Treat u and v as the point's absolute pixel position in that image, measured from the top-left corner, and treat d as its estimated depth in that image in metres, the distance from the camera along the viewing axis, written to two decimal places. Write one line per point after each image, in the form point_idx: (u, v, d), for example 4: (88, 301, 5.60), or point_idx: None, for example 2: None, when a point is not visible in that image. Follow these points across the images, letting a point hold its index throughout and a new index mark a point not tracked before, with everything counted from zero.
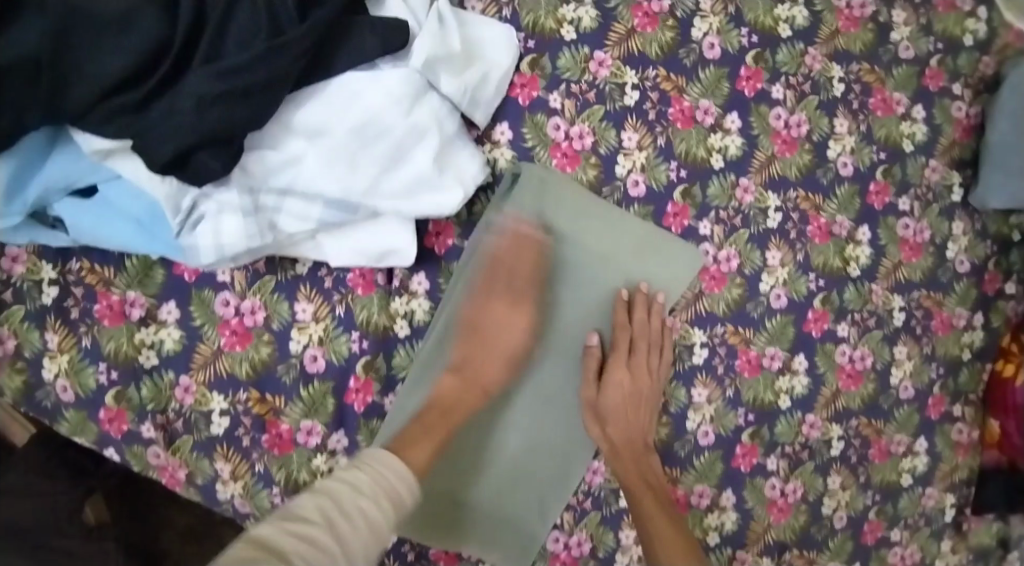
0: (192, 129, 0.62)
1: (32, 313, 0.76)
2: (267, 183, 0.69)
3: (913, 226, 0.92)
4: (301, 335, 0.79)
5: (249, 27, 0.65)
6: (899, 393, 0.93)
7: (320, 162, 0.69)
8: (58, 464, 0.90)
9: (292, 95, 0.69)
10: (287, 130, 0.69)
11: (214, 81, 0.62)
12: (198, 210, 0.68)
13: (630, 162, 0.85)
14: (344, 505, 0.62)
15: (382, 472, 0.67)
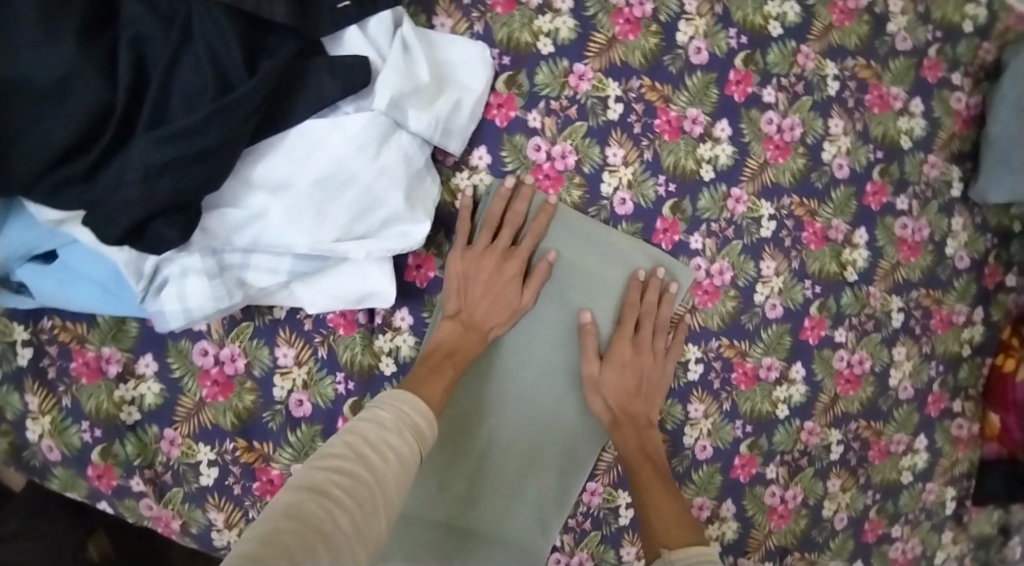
0: (143, 202, 0.59)
1: (9, 374, 0.76)
2: (231, 243, 0.66)
3: (911, 225, 0.90)
4: (285, 381, 0.79)
5: (194, 82, 0.60)
6: (898, 393, 0.92)
7: (285, 217, 0.65)
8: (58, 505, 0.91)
9: (248, 146, 0.65)
10: (247, 183, 0.65)
11: (159, 149, 0.59)
12: (162, 273, 0.65)
13: (615, 179, 0.82)
14: (371, 438, 0.57)
15: (402, 408, 0.62)
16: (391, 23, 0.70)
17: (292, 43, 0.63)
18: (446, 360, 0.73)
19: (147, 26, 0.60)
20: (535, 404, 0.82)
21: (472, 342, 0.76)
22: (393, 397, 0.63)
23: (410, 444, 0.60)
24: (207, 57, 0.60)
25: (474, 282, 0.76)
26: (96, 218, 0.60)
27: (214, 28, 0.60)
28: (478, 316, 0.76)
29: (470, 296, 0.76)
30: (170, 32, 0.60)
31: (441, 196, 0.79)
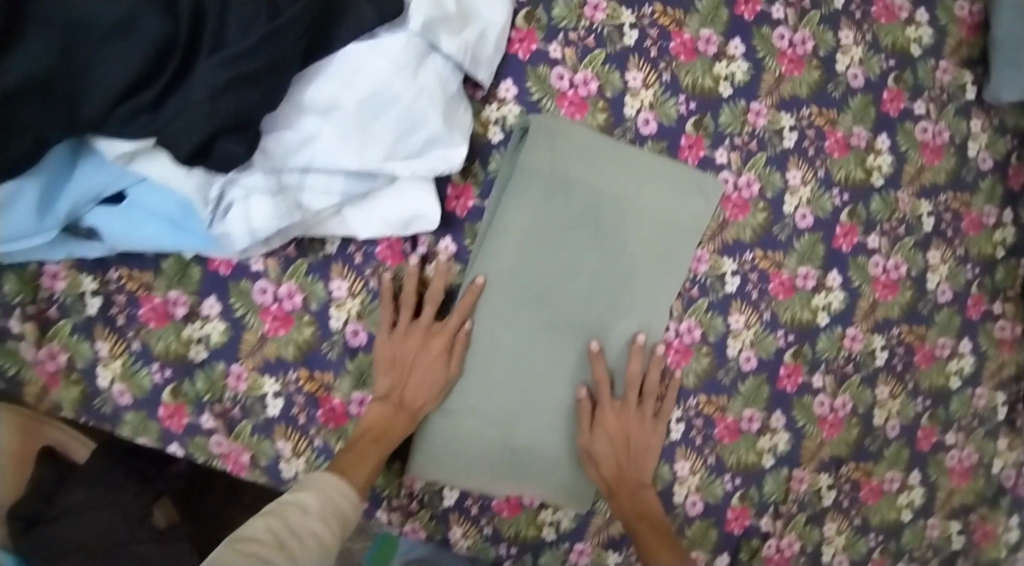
0: (210, 120, 0.64)
1: (79, 325, 0.80)
2: (289, 163, 0.71)
3: (931, 129, 0.92)
4: (340, 312, 0.82)
5: (245, 14, 0.66)
6: (937, 297, 0.92)
7: (336, 137, 0.70)
8: (122, 475, 1.02)
9: (298, 71, 0.70)
10: (299, 108, 0.70)
11: (221, 71, 0.64)
12: (226, 198, 0.70)
13: (637, 102, 0.85)
14: (295, 527, 0.66)
15: (329, 493, 0.71)
16: None
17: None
18: (376, 442, 0.78)
19: None
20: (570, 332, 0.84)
21: (400, 422, 0.79)
22: (323, 482, 0.72)
23: (329, 528, 0.69)
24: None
25: (406, 359, 0.79)
26: (166, 142, 0.65)
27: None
28: (408, 395, 0.79)
29: (403, 375, 0.79)
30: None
31: (474, 129, 0.83)
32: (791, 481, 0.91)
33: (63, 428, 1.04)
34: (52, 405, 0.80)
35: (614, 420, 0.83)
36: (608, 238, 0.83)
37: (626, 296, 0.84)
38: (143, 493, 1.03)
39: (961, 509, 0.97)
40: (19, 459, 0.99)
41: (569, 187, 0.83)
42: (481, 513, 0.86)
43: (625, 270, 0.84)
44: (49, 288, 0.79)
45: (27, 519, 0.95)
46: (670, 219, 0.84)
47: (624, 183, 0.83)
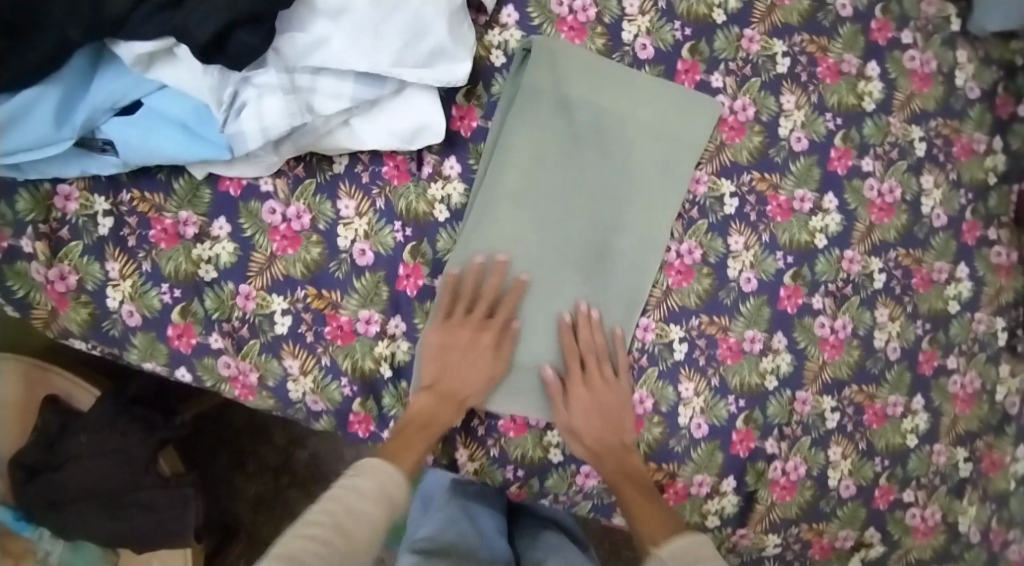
0: (228, 7, 0.67)
1: (90, 246, 0.80)
2: (301, 65, 0.74)
3: (919, 57, 0.95)
4: (347, 232, 0.84)
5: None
6: (933, 221, 0.95)
7: (346, 40, 0.73)
8: (128, 421, 0.99)
9: None
10: (312, 13, 0.73)
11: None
12: (240, 98, 0.73)
13: (634, 28, 0.88)
14: (349, 508, 0.69)
15: (380, 475, 0.74)
16: None
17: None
18: (422, 432, 0.80)
19: None
20: (578, 252, 0.86)
21: (445, 411, 0.81)
22: (378, 467, 0.74)
23: (381, 512, 0.72)
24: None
25: (452, 353, 0.81)
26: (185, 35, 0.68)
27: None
28: (452, 386, 0.81)
29: (446, 368, 0.81)
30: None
31: (478, 52, 0.86)
32: (794, 404, 0.91)
33: (66, 375, 1.01)
34: (60, 331, 0.81)
35: (581, 389, 0.83)
36: (608, 158, 0.86)
37: (627, 214, 0.87)
38: (149, 439, 1.00)
39: (966, 436, 0.97)
40: (22, 407, 1.00)
41: (569, 108, 0.86)
42: (488, 434, 0.86)
43: (625, 189, 0.87)
44: (63, 208, 0.80)
45: (31, 467, 0.95)
46: (668, 139, 0.87)
47: (623, 104, 0.86)
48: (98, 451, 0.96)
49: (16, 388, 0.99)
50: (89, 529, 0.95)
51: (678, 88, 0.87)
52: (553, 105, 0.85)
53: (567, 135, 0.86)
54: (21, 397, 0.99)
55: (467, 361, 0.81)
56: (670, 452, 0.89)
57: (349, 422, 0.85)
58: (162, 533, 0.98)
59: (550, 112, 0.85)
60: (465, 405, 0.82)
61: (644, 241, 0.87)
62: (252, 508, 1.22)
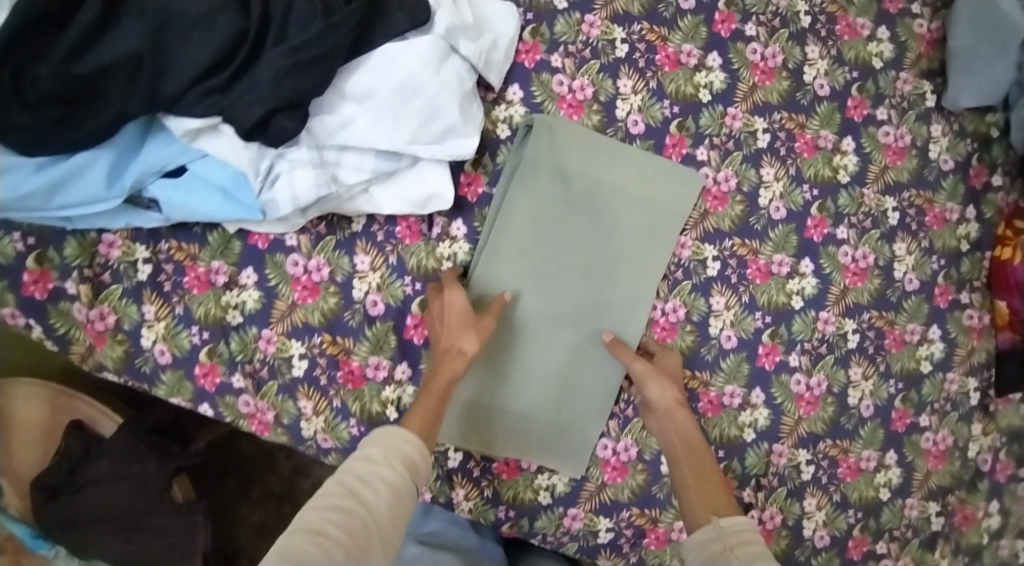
0: (271, 97, 0.76)
1: (129, 290, 0.88)
2: (329, 141, 0.82)
3: (893, 133, 1.02)
4: (363, 284, 0.91)
5: (306, 12, 0.78)
6: (905, 285, 1.00)
7: (370, 121, 0.81)
8: (147, 448, 1.06)
9: (343, 65, 0.82)
10: (340, 96, 0.82)
11: (286, 57, 0.75)
12: (274, 170, 0.81)
13: (627, 106, 0.96)
14: (362, 477, 0.68)
15: (392, 442, 0.72)
16: None
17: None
18: (438, 396, 0.80)
19: None
20: (568, 310, 0.93)
21: (454, 365, 0.82)
22: (390, 433, 0.72)
23: (398, 475, 0.70)
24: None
25: (438, 317, 0.86)
26: (230, 117, 0.77)
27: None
28: (445, 341, 0.84)
29: (438, 331, 0.86)
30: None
31: (485, 126, 0.94)
32: (771, 456, 0.97)
33: (90, 402, 1.09)
34: (96, 366, 0.88)
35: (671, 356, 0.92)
36: (603, 222, 0.94)
37: (618, 274, 0.94)
38: (165, 466, 1.06)
39: (939, 490, 1.01)
40: (47, 429, 1.07)
41: (566, 176, 0.93)
42: (482, 475, 0.92)
43: (616, 252, 0.94)
44: (106, 255, 0.88)
45: (53, 489, 1.02)
46: (657, 206, 0.94)
47: (616, 173, 0.94)
48: (116, 476, 1.03)
49: (40, 411, 1.07)
50: (105, 549, 1.01)
51: (665, 161, 0.94)
52: (552, 172, 0.93)
53: (563, 200, 0.93)
54: (47, 420, 1.07)
55: (450, 318, 0.85)
56: (652, 497, 0.94)
57: None
58: (175, 555, 1.05)
59: (550, 179, 0.93)
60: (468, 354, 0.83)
61: (633, 301, 0.94)
62: (256, 531, 1.28)
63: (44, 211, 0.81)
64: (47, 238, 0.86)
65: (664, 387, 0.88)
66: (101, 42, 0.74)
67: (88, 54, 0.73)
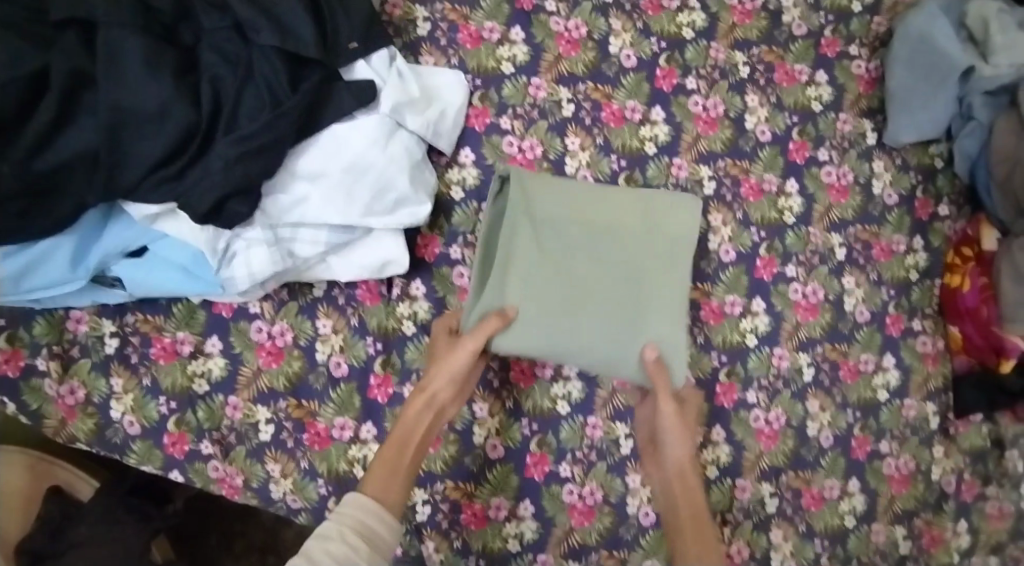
0: (223, 184, 0.81)
1: (97, 363, 0.92)
2: (283, 220, 0.87)
3: (835, 172, 1.06)
4: (325, 346, 0.95)
5: (256, 103, 0.83)
6: (855, 317, 1.04)
7: (322, 198, 0.87)
8: (125, 511, 1.09)
9: (293, 146, 0.87)
10: (293, 176, 0.87)
11: (234, 147, 0.81)
12: (232, 248, 0.86)
13: (576, 161, 1.01)
14: (314, 556, 0.67)
15: (349, 514, 0.72)
16: (388, 57, 0.92)
17: (319, 72, 0.86)
18: (398, 445, 0.81)
19: (221, 70, 0.84)
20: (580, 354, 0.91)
21: (417, 402, 0.84)
22: (352, 504, 0.73)
23: (354, 548, 0.69)
24: (264, 88, 0.83)
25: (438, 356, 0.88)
26: (186, 204, 0.82)
27: (269, 67, 0.83)
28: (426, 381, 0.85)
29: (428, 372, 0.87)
30: (237, 70, 0.84)
31: (439, 189, 0.98)
32: (735, 491, 0.99)
33: (69, 468, 1.13)
34: (69, 439, 0.91)
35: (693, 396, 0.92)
36: (605, 254, 0.91)
37: (636, 303, 0.90)
38: (144, 527, 1.09)
39: (904, 515, 1.03)
40: (26, 501, 1.09)
41: (554, 221, 0.92)
42: (451, 527, 0.95)
43: (630, 282, 0.91)
44: (74, 330, 0.93)
45: (35, 553, 1.02)
46: (657, 230, 0.92)
47: (607, 205, 0.93)
48: (100, 541, 1.05)
49: (22, 477, 1.09)
50: None
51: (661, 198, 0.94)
52: (554, 214, 0.92)
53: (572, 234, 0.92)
54: (28, 486, 1.09)
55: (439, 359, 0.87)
56: (620, 539, 0.97)
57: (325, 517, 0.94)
58: None
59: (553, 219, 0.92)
60: (436, 394, 0.84)
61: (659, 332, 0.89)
62: None
63: (15, 296, 0.86)
64: (17, 319, 0.91)
65: (683, 445, 0.87)
66: (57, 138, 0.79)
67: (46, 149, 0.79)
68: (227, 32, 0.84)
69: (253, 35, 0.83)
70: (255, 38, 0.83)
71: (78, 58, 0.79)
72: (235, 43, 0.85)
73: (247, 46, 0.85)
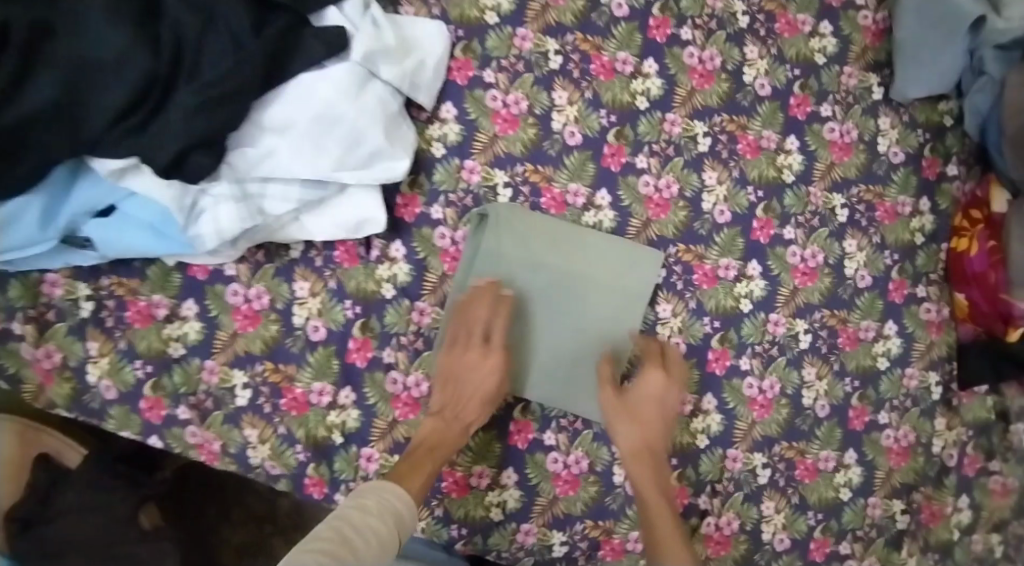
0: (185, 135, 0.77)
1: (74, 327, 0.89)
2: (252, 174, 0.83)
3: (838, 129, 1.00)
4: (302, 310, 0.92)
5: (220, 51, 0.80)
6: (856, 282, 0.99)
7: (291, 151, 0.83)
8: (114, 477, 1.07)
9: (259, 98, 0.83)
10: (260, 129, 0.83)
11: (195, 97, 0.77)
12: (199, 205, 0.82)
13: (564, 117, 0.96)
14: (356, 524, 0.72)
15: (386, 497, 0.78)
16: (362, 5, 0.88)
17: (286, 18, 0.82)
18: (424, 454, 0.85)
19: (182, 14, 0.79)
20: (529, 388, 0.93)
21: (450, 433, 0.87)
22: (377, 488, 0.79)
23: (386, 526, 0.74)
24: (227, 33, 0.80)
25: (457, 372, 0.88)
26: (146, 154, 0.78)
27: (230, 11, 0.80)
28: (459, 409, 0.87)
29: (453, 390, 0.88)
30: (197, 16, 0.80)
31: (419, 145, 0.94)
32: (726, 461, 0.96)
33: (59, 436, 1.10)
34: (44, 405, 0.87)
35: (660, 377, 0.91)
36: (569, 312, 0.93)
37: (580, 367, 0.93)
38: (133, 494, 1.08)
39: (902, 488, 1.00)
40: (18, 464, 1.06)
41: (529, 261, 0.93)
42: (432, 495, 0.92)
43: (582, 342, 0.94)
44: (49, 294, 0.89)
45: (24, 521, 1.01)
46: (622, 292, 0.94)
47: (579, 260, 0.93)
48: (86, 507, 1.03)
49: (10, 445, 1.05)
50: None
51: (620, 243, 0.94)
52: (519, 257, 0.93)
53: (535, 275, 0.93)
54: (16, 455, 1.06)
55: (473, 375, 0.88)
56: (605, 509, 0.95)
57: (305, 484, 0.92)
58: None
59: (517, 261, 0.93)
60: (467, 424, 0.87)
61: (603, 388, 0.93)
62: (236, 555, 1.21)
63: None
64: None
65: (636, 425, 0.89)
66: (22, 90, 0.73)
67: (10, 103, 0.73)
68: None
69: None
70: None
71: (34, 6, 0.74)
72: None
73: None
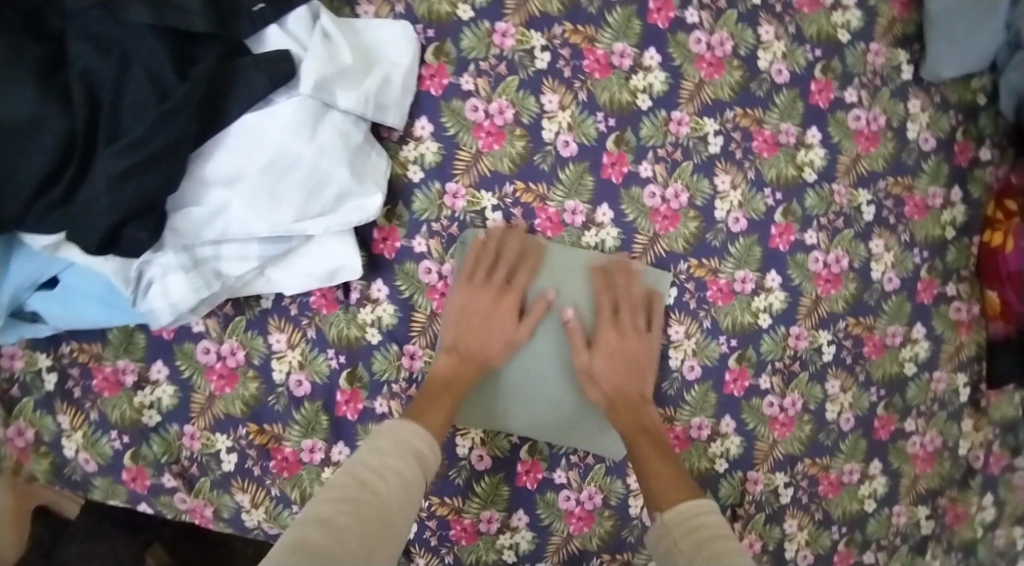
0: (113, 209, 0.67)
1: (41, 401, 0.82)
2: (201, 237, 0.74)
3: (864, 116, 0.90)
4: (282, 364, 0.84)
5: (139, 100, 0.67)
6: (884, 285, 0.91)
7: (244, 206, 0.73)
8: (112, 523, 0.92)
9: (197, 148, 0.72)
10: (204, 184, 0.73)
11: (118, 161, 0.66)
12: (146, 276, 0.74)
13: (555, 124, 0.85)
14: (374, 467, 0.66)
15: (404, 436, 0.70)
16: (310, 17, 0.75)
17: (216, 50, 0.71)
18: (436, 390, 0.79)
19: (94, 59, 0.67)
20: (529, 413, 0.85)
21: (468, 370, 0.81)
22: (394, 427, 0.71)
23: (409, 465, 0.68)
24: (145, 75, 0.67)
25: (476, 316, 0.82)
26: (77, 233, 0.68)
27: (149, 51, 0.68)
28: (474, 347, 0.81)
29: (470, 332, 0.81)
30: (111, 58, 0.67)
31: (394, 170, 0.83)
32: (747, 484, 0.90)
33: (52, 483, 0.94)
34: (27, 478, 0.83)
35: (614, 331, 0.83)
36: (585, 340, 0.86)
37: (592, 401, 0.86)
38: (136, 538, 0.93)
39: (928, 494, 0.96)
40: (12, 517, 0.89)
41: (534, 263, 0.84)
42: (440, 543, 0.87)
43: None
44: (8, 367, 0.82)
45: None
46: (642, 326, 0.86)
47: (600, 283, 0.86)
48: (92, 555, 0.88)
49: None
50: None
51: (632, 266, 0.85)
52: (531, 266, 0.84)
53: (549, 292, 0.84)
54: None
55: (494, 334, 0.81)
56: (623, 542, 0.90)
57: None
58: None
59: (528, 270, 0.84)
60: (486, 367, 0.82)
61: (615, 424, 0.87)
62: None
63: None
64: None
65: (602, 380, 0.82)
66: None
67: None
68: (94, 10, 0.67)
69: (121, 14, 0.66)
70: (124, 17, 0.66)
71: None
72: (106, 25, 0.68)
73: (117, 26, 0.68)
